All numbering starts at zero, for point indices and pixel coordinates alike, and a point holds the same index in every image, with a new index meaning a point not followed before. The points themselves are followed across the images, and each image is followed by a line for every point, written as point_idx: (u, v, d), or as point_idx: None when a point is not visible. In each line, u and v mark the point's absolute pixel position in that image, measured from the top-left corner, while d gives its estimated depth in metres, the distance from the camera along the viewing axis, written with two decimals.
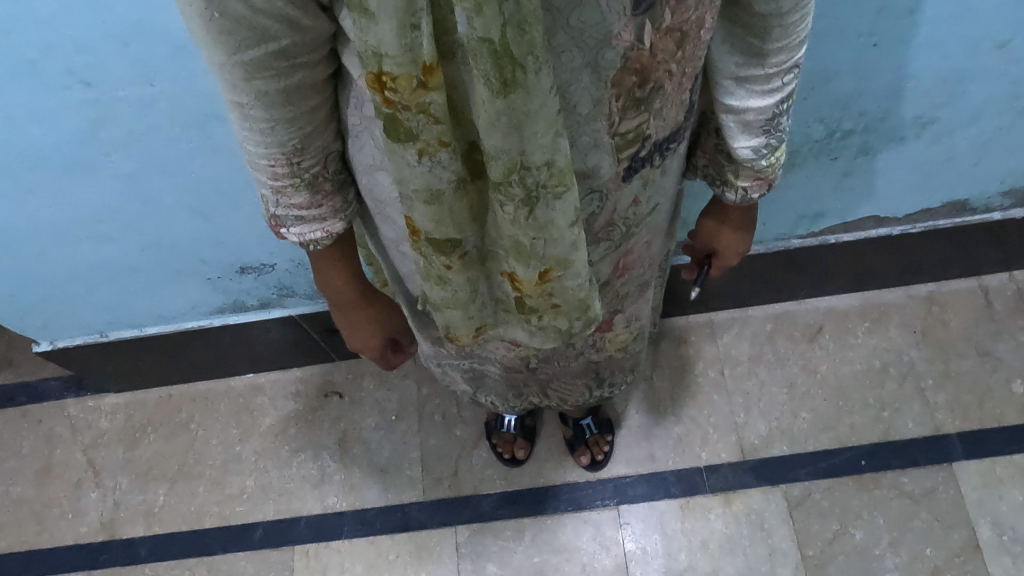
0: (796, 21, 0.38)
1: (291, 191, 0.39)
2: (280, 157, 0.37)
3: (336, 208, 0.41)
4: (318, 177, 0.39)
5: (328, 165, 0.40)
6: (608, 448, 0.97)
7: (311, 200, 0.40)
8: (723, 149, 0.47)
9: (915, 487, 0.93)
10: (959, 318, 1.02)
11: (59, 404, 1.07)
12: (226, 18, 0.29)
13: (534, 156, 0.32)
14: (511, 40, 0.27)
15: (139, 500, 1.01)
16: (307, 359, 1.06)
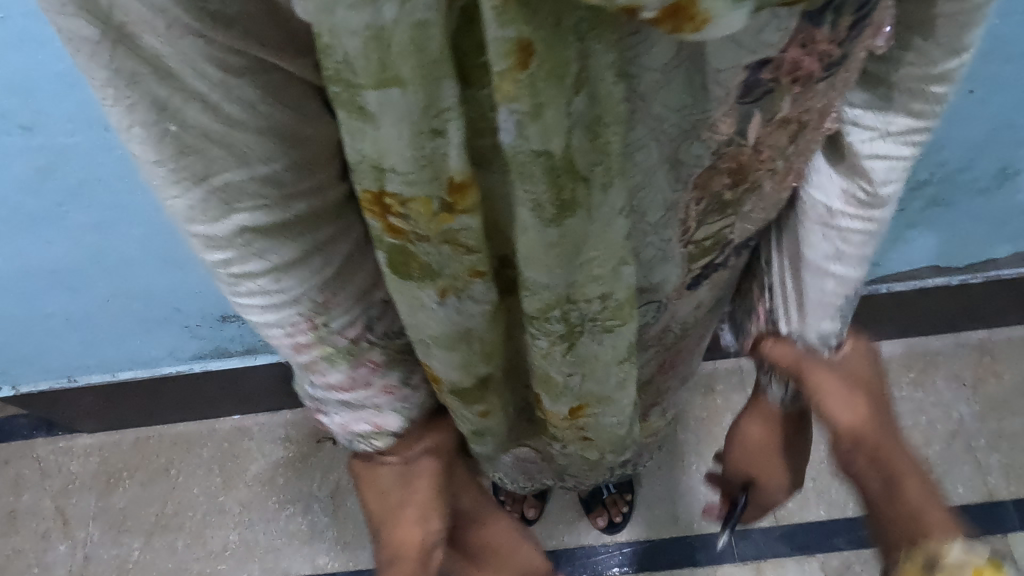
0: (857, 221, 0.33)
1: (326, 365, 0.30)
2: (303, 321, 0.28)
3: (390, 386, 0.32)
4: (359, 344, 0.30)
5: (370, 324, 0.30)
6: (626, 509, 0.88)
7: (349, 373, 0.31)
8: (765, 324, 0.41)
9: None
10: (1013, 371, 0.93)
11: (29, 444, 0.99)
12: (190, 134, 0.20)
13: (588, 290, 0.24)
14: (577, 148, 0.19)
15: (111, 556, 0.92)
16: (297, 399, 0.97)
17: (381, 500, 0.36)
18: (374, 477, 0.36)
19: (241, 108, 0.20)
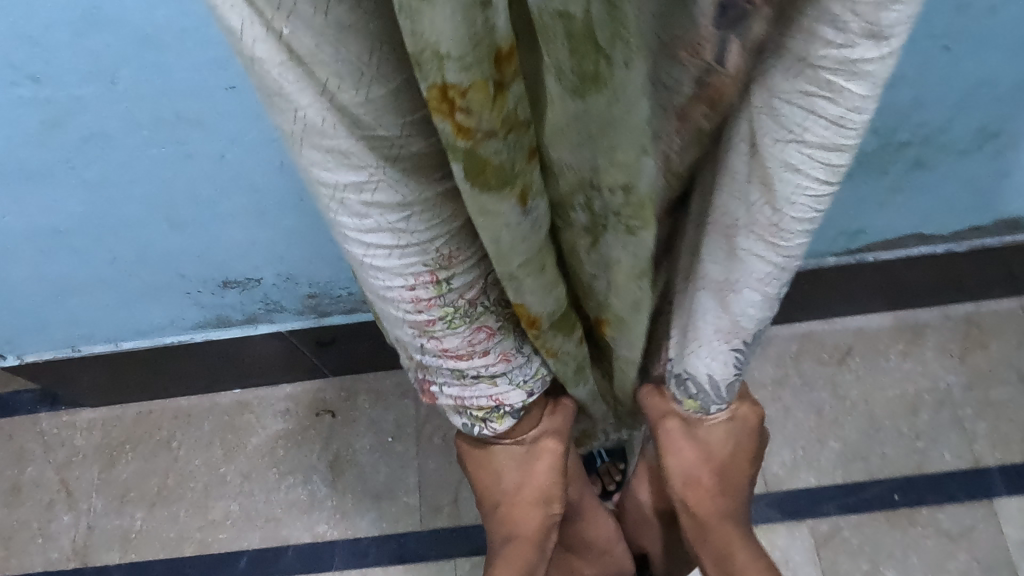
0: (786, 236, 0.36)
1: (440, 323, 0.39)
2: (427, 277, 0.35)
3: (506, 350, 0.44)
4: (473, 306, 0.39)
5: (482, 289, 0.39)
6: (620, 477, 0.89)
7: (458, 330, 0.40)
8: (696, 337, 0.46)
9: (952, 524, 0.86)
10: (1000, 341, 0.94)
11: (32, 418, 1.00)
12: (304, 57, 0.24)
13: (611, 177, 0.29)
14: (594, 17, 0.21)
15: (115, 524, 0.94)
16: (297, 373, 0.98)
17: (501, 471, 0.55)
18: (493, 456, 0.55)
19: (338, 25, 0.23)
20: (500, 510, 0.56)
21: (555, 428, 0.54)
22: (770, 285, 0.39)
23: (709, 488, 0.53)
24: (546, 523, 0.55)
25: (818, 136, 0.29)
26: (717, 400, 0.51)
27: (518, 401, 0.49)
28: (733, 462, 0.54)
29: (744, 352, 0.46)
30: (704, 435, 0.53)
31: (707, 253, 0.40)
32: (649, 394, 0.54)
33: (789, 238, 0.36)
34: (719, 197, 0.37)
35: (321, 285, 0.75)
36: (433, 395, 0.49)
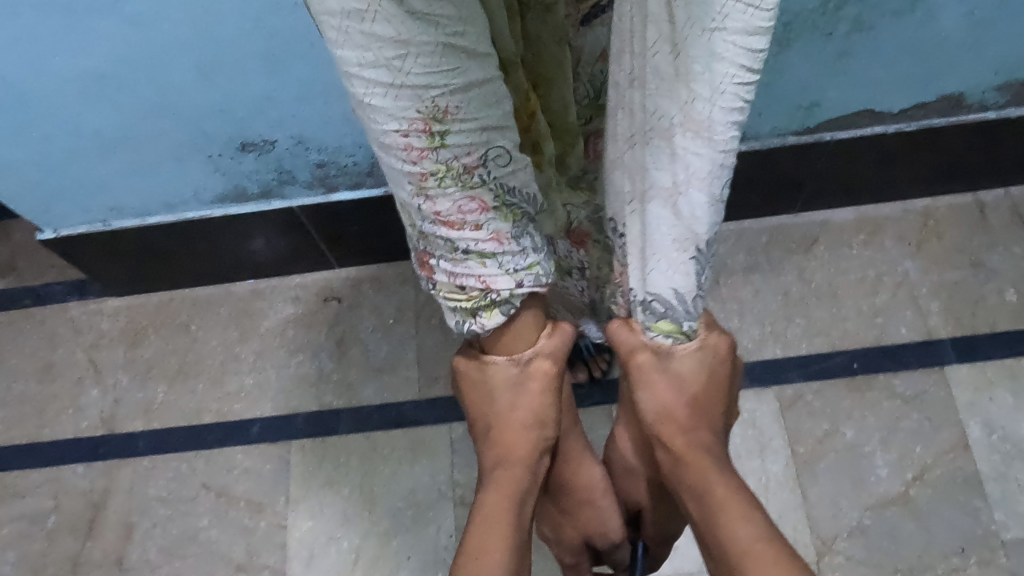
0: (721, 134, 0.43)
1: (434, 185, 0.40)
2: (421, 126, 0.36)
3: (500, 234, 0.45)
4: (467, 170, 0.40)
5: (479, 158, 0.40)
6: (606, 366, 0.97)
7: (453, 199, 0.41)
8: (655, 257, 0.53)
9: (907, 388, 0.94)
10: (954, 231, 1.02)
11: (62, 307, 1.09)
12: None
13: None
14: None
15: (139, 397, 1.02)
16: (307, 266, 1.06)
17: (495, 392, 0.58)
18: (490, 376, 0.58)
19: None
20: (493, 432, 0.59)
21: (550, 351, 0.59)
22: (713, 183, 0.46)
23: (680, 420, 0.58)
24: (536, 446, 0.59)
25: (737, 22, 0.37)
26: (684, 314, 0.56)
27: (506, 291, 0.48)
28: (705, 394, 0.59)
29: (701, 259, 0.52)
30: (676, 366, 0.58)
31: (652, 164, 0.48)
32: (621, 328, 0.61)
33: (718, 132, 0.43)
34: (655, 107, 0.44)
35: (328, 152, 0.84)
36: (430, 272, 0.48)
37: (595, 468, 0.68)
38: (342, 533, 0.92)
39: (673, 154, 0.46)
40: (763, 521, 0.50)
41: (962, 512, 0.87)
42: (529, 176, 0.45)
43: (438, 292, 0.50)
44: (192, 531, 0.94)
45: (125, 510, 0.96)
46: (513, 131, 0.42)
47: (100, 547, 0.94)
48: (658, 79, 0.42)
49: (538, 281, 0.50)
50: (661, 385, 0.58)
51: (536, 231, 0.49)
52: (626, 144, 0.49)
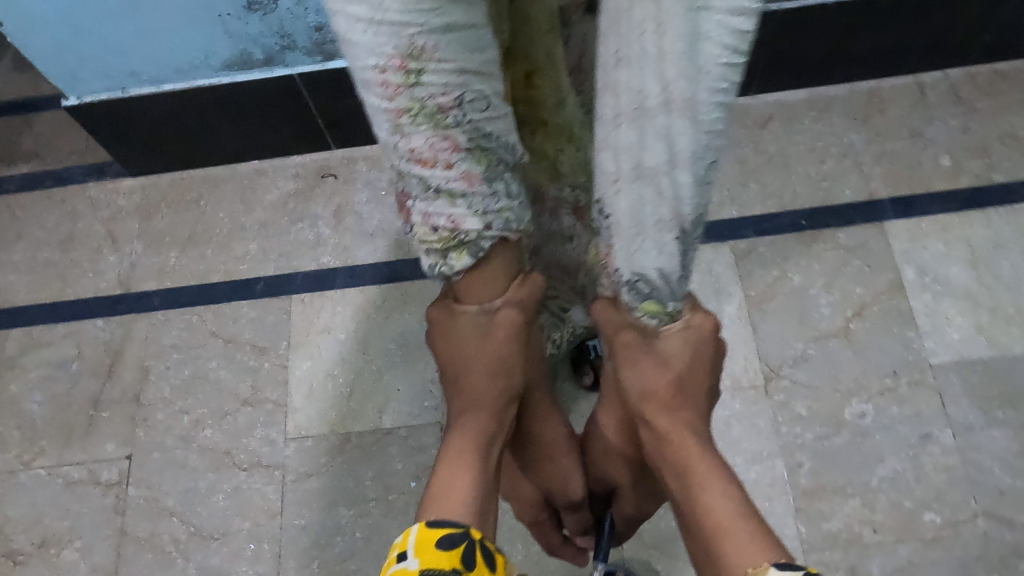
0: (704, 113, 0.45)
1: (410, 122, 0.46)
2: (393, 60, 0.43)
3: (467, 173, 0.49)
4: (440, 111, 0.46)
5: (453, 102, 0.46)
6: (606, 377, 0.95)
7: (427, 139, 0.47)
8: (637, 248, 0.53)
9: (849, 240, 1.04)
10: (896, 107, 1.12)
11: (82, 187, 1.18)
12: None
13: None
14: None
15: (153, 261, 1.12)
16: (306, 145, 1.17)
17: (463, 338, 0.60)
18: (458, 322, 0.61)
19: None
20: (460, 375, 0.61)
21: (517, 297, 0.61)
22: (693, 164, 0.47)
23: (663, 399, 0.59)
24: (501, 395, 0.61)
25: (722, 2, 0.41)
26: (668, 296, 0.57)
27: (474, 233, 0.52)
28: (691, 374, 0.60)
29: (686, 242, 0.53)
30: (660, 346, 0.60)
31: (634, 146, 0.48)
32: (605, 307, 0.63)
33: (702, 108, 0.44)
34: (640, 85, 0.45)
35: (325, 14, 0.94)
36: (407, 215, 0.53)
37: (564, 437, 0.70)
38: (338, 371, 1.02)
39: (659, 134, 0.46)
40: (738, 491, 0.53)
41: (896, 341, 0.97)
42: (505, 126, 0.50)
43: (415, 238, 0.54)
44: (203, 372, 1.04)
45: (141, 356, 1.06)
46: (491, 81, 0.47)
47: (119, 387, 1.04)
48: (643, 57, 0.43)
49: (507, 227, 0.54)
50: (647, 363, 0.59)
51: (513, 183, 0.54)
52: (610, 124, 0.48)
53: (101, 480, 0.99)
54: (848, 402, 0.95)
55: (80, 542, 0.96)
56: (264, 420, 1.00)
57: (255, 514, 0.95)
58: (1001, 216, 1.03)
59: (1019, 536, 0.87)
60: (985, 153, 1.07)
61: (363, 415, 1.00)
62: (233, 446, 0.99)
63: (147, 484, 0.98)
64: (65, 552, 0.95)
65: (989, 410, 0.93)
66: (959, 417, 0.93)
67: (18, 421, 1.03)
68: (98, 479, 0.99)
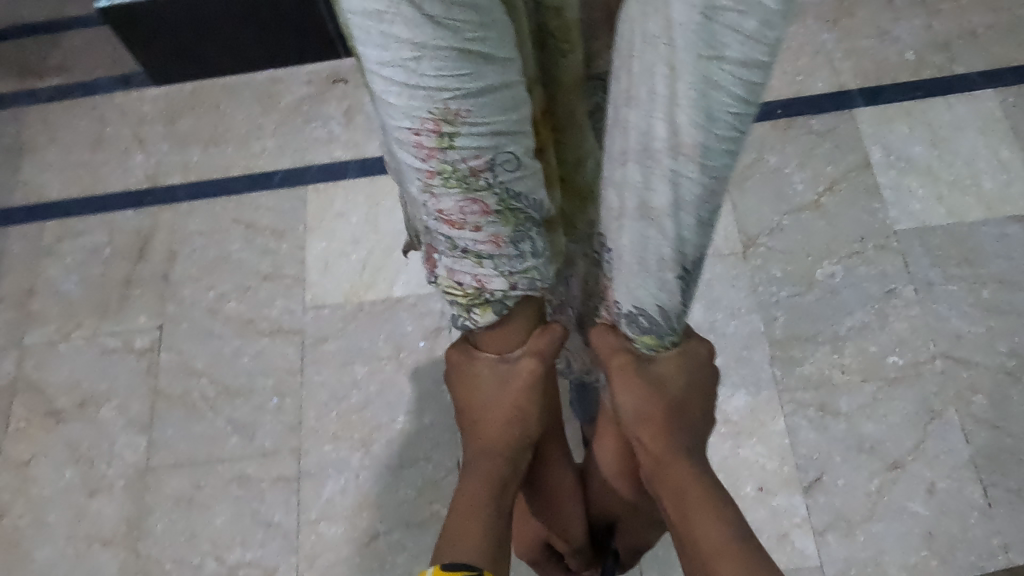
0: (710, 165, 0.41)
1: (440, 188, 0.39)
2: (425, 125, 0.35)
3: (497, 236, 0.43)
4: (472, 177, 0.39)
5: (485, 169, 0.39)
6: None
7: (458, 203, 0.40)
8: (646, 289, 0.51)
9: (821, 125, 1.12)
10: (865, 9, 1.20)
11: (109, 96, 1.27)
12: None
13: None
14: None
15: (177, 159, 1.21)
16: (318, 54, 1.25)
17: (481, 385, 0.59)
18: (476, 366, 0.59)
19: None
20: (477, 422, 0.60)
21: (537, 348, 0.58)
22: (696, 208, 0.44)
23: (660, 420, 0.58)
24: (514, 441, 0.60)
25: (736, 53, 0.35)
26: (668, 330, 0.55)
27: (500, 292, 0.48)
28: (685, 398, 0.59)
29: (687, 281, 0.50)
30: (657, 370, 0.58)
31: (639, 182, 0.44)
32: (603, 330, 0.61)
33: (711, 158, 0.40)
34: (644, 125, 0.41)
35: None
36: (432, 265, 0.48)
37: (571, 475, 0.71)
38: (351, 250, 1.11)
39: (666, 179, 0.42)
40: (736, 522, 0.54)
41: (863, 211, 1.06)
42: (539, 180, 0.43)
43: (437, 285, 0.49)
44: (226, 253, 1.13)
45: (169, 240, 1.14)
46: (527, 135, 0.39)
47: (149, 267, 1.13)
48: (652, 99, 0.39)
49: (534, 285, 0.49)
50: (646, 392, 0.58)
51: (541, 238, 0.47)
52: (618, 160, 0.45)
53: (134, 348, 1.08)
54: (820, 264, 1.03)
55: (117, 401, 1.05)
56: (283, 293, 1.09)
57: (276, 372, 1.04)
58: (960, 102, 1.12)
59: (973, 374, 0.95)
60: (947, 49, 1.16)
61: (375, 286, 1.08)
62: (255, 315, 1.08)
63: (176, 350, 1.07)
64: (103, 410, 1.04)
65: (947, 268, 1.01)
66: (920, 274, 1.01)
67: (56, 300, 1.12)
68: (131, 347, 1.08)
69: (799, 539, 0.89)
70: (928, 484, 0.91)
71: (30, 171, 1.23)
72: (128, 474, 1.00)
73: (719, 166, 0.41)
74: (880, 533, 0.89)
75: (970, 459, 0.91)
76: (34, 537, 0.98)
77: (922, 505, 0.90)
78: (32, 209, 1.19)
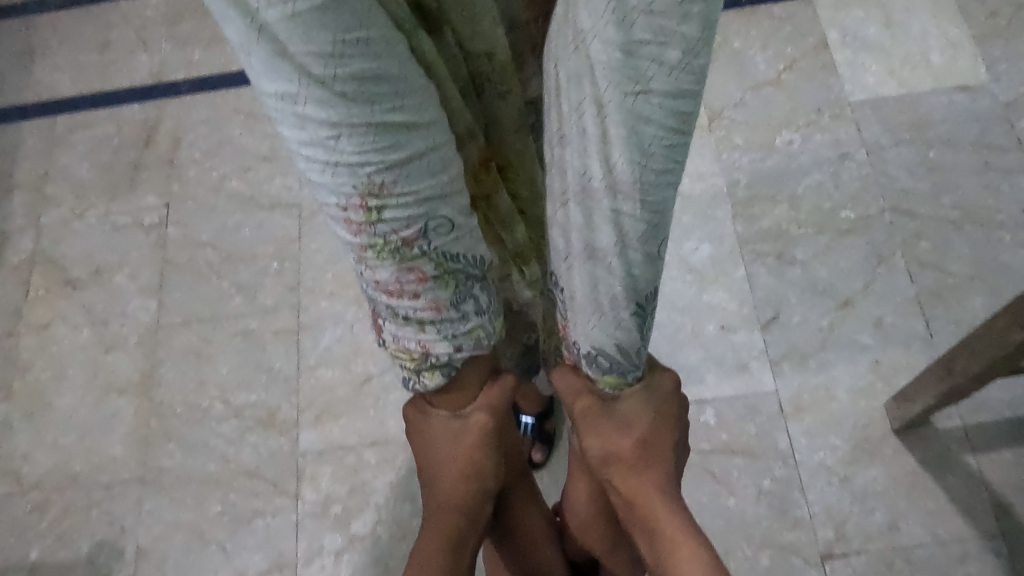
0: (651, 198, 0.39)
1: (377, 259, 0.43)
2: (349, 200, 0.40)
3: (437, 302, 0.47)
4: (402, 248, 0.42)
5: (416, 242, 0.42)
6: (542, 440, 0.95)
7: (395, 273, 0.44)
8: (610, 334, 0.48)
9: (783, 11, 1.19)
10: None
11: (114, 3, 1.34)
12: None
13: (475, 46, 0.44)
14: None
15: (180, 58, 1.28)
16: None
17: (434, 444, 0.57)
18: (432, 426, 0.58)
19: None
20: (431, 482, 0.58)
21: (489, 403, 0.57)
22: (636, 242, 0.41)
23: (629, 463, 0.54)
24: (471, 494, 0.57)
25: (662, 84, 0.34)
26: (630, 366, 0.51)
27: (445, 355, 0.52)
28: (655, 439, 0.54)
29: (643, 315, 0.47)
30: (621, 414, 0.54)
31: (581, 230, 0.41)
32: (565, 374, 0.56)
33: (647, 190, 0.38)
34: (581, 166, 0.39)
35: None
36: (381, 331, 0.53)
37: (541, 520, 0.70)
38: None
39: (608, 219, 0.40)
40: (708, 554, 0.50)
41: (820, 85, 1.14)
42: (474, 243, 0.46)
43: (390, 349, 0.54)
44: (227, 139, 1.20)
45: (174, 129, 1.22)
46: (456, 199, 0.43)
47: (156, 154, 1.21)
48: (584, 138, 0.38)
49: (479, 343, 0.53)
50: (612, 434, 0.54)
51: (484, 296, 0.50)
52: (559, 200, 0.42)
53: (144, 223, 1.16)
54: (779, 132, 1.11)
55: (128, 269, 1.13)
56: (282, 172, 1.17)
57: (276, 241, 1.12)
58: None
59: (918, 223, 1.03)
60: None
61: None
62: (256, 192, 1.16)
63: (182, 224, 1.15)
64: (116, 278, 1.12)
65: (897, 133, 1.09)
66: (872, 139, 1.09)
67: (69, 184, 1.20)
68: (141, 223, 1.16)
69: (757, 369, 0.97)
70: (876, 319, 0.99)
71: (41, 73, 1.30)
72: (140, 333, 1.08)
73: (661, 195, 0.39)
74: (831, 362, 0.97)
75: (915, 296, 0.99)
76: (56, 388, 1.06)
77: (871, 337, 0.98)
78: (44, 106, 1.27)
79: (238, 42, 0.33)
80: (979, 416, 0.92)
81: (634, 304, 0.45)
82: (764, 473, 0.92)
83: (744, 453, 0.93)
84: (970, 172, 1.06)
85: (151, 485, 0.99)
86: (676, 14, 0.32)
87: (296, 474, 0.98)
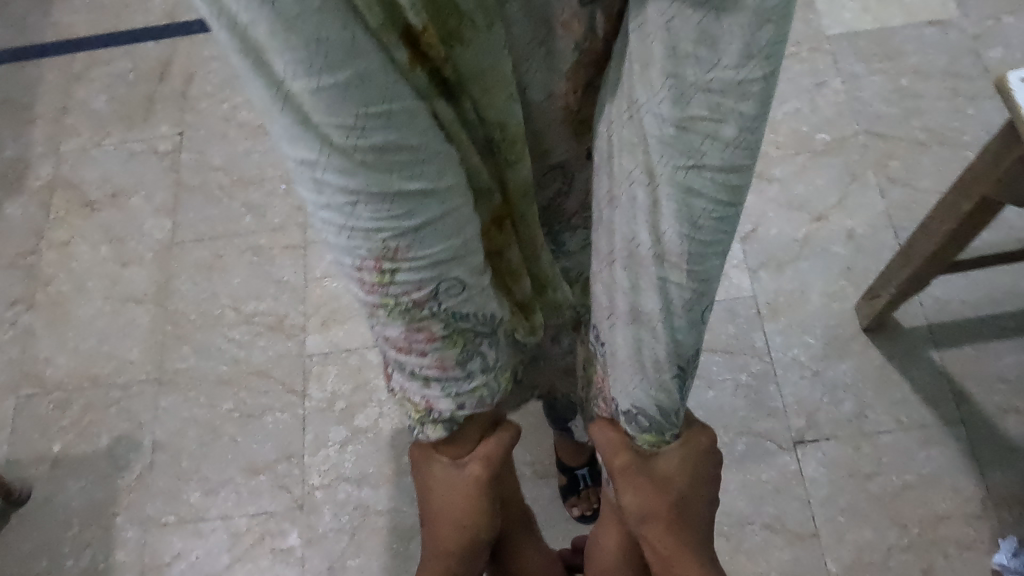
0: (703, 269, 0.38)
1: (384, 313, 0.39)
2: (363, 263, 0.36)
3: (444, 361, 0.42)
4: (412, 309, 0.38)
5: (426, 303, 0.38)
6: None
7: (405, 330, 0.40)
8: (643, 408, 0.45)
9: None
10: None
11: None
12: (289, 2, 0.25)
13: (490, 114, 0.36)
14: None
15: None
16: None
17: (432, 491, 0.49)
18: (430, 470, 0.49)
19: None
20: (428, 527, 0.49)
21: (488, 455, 0.48)
22: (681, 310, 0.40)
23: (667, 521, 0.45)
24: (471, 547, 0.48)
25: (715, 159, 0.34)
26: (670, 427, 0.46)
27: (447, 412, 0.45)
28: (693, 505, 0.46)
29: (685, 379, 0.44)
30: (659, 469, 0.46)
31: (628, 290, 0.40)
32: (604, 427, 0.50)
33: (697, 259, 0.37)
34: (629, 231, 0.39)
35: None
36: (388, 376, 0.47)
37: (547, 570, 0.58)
38: None
39: (650, 277, 0.39)
40: None
41: (798, 20, 1.20)
42: (486, 299, 0.41)
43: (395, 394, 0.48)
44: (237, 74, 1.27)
45: (187, 65, 1.29)
46: (473, 259, 0.38)
47: (170, 87, 1.27)
48: (635, 207, 0.38)
49: (484, 402, 0.46)
50: (645, 489, 0.45)
51: (493, 351, 0.45)
52: (606, 259, 0.42)
53: (158, 150, 1.22)
54: None
55: (144, 192, 1.19)
56: None
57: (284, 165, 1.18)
58: None
59: (889, 145, 1.10)
60: None
61: None
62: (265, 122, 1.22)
63: (196, 151, 1.21)
64: (133, 200, 1.19)
65: (872, 64, 1.16)
66: (847, 69, 1.16)
67: (87, 115, 1.26)
68: (155, 150, 1.22)
69: (736, 276, 1.04)
70: (848, 231, 1.05)
71: (59, 13, 1.36)
72: (155, 249, 1.15)
73: (708, 267, 0.38)
74: (804, 270, 1.03)
75: (885, 210, 1.06)
76: (76, 299, 1.13)
77: (842, 247, 1.04)
78: (63, 44, 1.33)
79: (264, 110, 0.31)
80: (941, 316, 0.99)
81: (676, 374, 0.43)
82: (741, 368, 0.99)
83: (723, 350, 1.00)
84: (939, 98, 1.12)
85: (167, 384, 1.06)
86: (731, 93, 0.31)
87: (303, 374, 1.04)
